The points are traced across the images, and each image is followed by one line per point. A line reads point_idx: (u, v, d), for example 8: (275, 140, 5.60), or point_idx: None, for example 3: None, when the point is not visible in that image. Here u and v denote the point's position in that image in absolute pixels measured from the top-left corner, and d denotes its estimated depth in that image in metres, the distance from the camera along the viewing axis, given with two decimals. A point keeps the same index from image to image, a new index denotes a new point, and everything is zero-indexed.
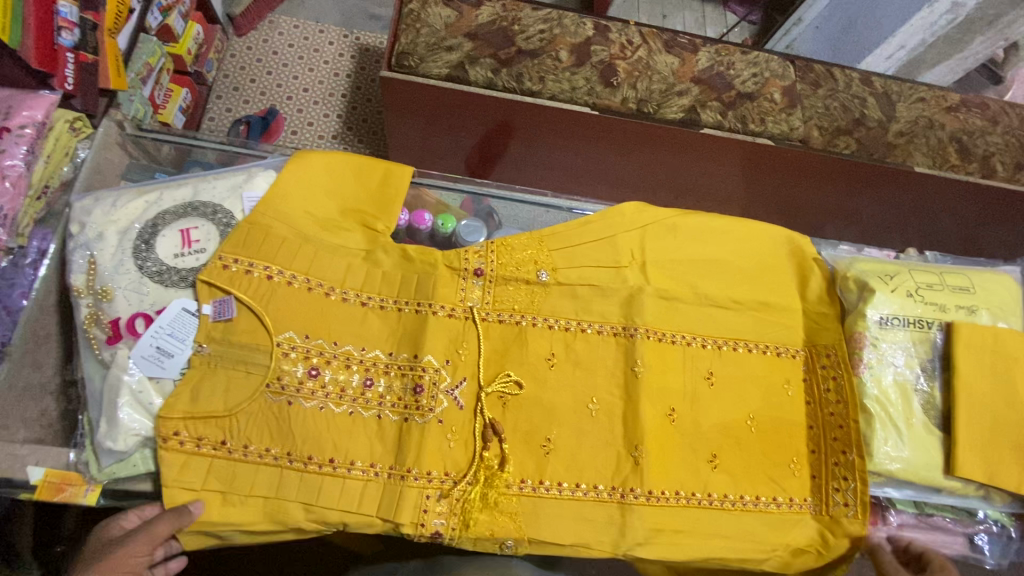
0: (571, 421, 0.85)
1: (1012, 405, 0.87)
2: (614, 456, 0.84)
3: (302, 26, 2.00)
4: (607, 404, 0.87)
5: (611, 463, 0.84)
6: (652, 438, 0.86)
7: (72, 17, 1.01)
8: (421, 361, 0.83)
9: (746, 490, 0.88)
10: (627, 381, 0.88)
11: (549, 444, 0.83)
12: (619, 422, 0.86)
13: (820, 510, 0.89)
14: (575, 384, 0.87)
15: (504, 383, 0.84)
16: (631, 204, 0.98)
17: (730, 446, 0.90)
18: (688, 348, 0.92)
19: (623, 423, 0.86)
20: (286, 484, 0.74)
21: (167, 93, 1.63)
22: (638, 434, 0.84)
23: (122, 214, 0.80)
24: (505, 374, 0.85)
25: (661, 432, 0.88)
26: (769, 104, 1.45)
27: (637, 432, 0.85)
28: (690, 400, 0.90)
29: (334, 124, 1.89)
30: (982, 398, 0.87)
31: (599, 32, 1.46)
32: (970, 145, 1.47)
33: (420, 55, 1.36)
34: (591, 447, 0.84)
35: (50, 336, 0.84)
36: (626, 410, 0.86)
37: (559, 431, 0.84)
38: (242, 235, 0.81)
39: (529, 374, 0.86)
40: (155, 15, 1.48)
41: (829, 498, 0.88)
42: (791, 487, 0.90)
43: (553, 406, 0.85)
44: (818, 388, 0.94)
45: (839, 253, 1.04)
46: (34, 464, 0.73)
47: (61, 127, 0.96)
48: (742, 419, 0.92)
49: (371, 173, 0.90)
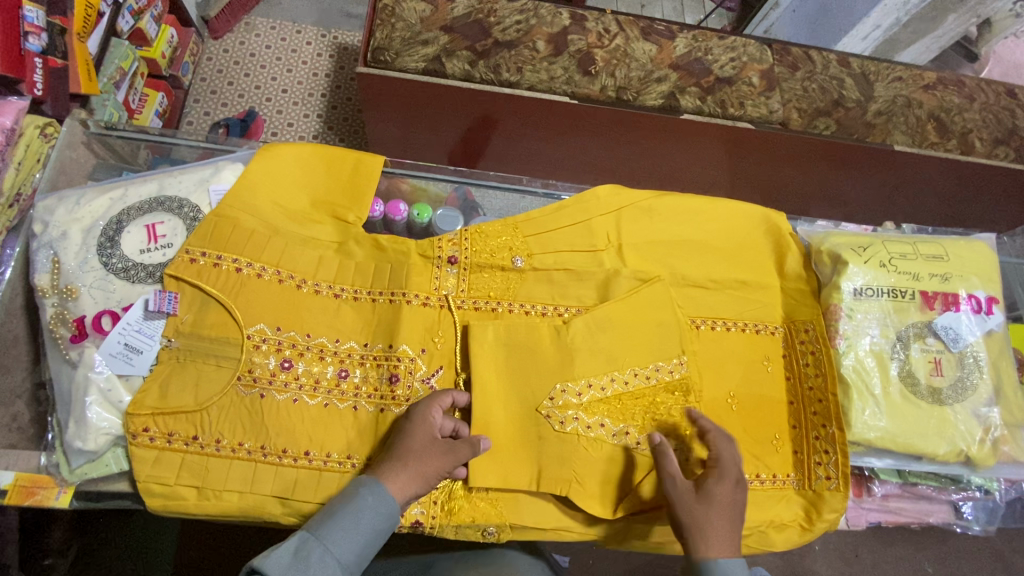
0: (554, 404, 0.82)
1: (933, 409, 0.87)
2: (596, 438, 0.82)
3: (279, 26, 1.98)
4: (592, 390, 0.84)
5: (596, 445, 0.82)
6: (638, 419, 0.84)
7: (39, 21, 1.01)
8: (396, 351, 0.82)
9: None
10: (612, 363, 0.86)
11: (538, 429, 0.82)
12: (604, 405, 0.84)
13: (802, 485, 0.89)
14: (559, 368, 0.84)
15: (484, 369, 0.82)
16: (607, 187, 0.97)
17: None
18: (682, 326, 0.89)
19: (608, 405, 0.84)
20: (260, 478, 0.73)
21: (143, 97, 1.61)
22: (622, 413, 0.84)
23: (85, 211, 0.79)
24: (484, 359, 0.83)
25: (650, 415, 0.85)
26: (747, 88, 1.44)
27: (624, 413, 0.84)
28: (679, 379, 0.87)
29: (313, 124, 1.88)
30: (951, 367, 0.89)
31: (576, 21, 1.45)
32: (948, 123, 1.47)
33: (395, 50, 1.35)
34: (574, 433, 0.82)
35: (18, 339, 0.81)
36: (611, 392, 0.85)
37: (540, 414, 0.82)
38: (209, 228, 0.80)
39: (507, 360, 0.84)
40: (126, 18, 1.46)
41: (811, 472, 0.88)
42: (773, 464, 0.90)
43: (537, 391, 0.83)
44: (797, 362, 0.94)
45: (815, 228, 1.05)
46: (3, 468, 0.71)
47: (31, 132, 0.96)
48: (723, 398, 0.92)
49: (341, 164, 0.89)
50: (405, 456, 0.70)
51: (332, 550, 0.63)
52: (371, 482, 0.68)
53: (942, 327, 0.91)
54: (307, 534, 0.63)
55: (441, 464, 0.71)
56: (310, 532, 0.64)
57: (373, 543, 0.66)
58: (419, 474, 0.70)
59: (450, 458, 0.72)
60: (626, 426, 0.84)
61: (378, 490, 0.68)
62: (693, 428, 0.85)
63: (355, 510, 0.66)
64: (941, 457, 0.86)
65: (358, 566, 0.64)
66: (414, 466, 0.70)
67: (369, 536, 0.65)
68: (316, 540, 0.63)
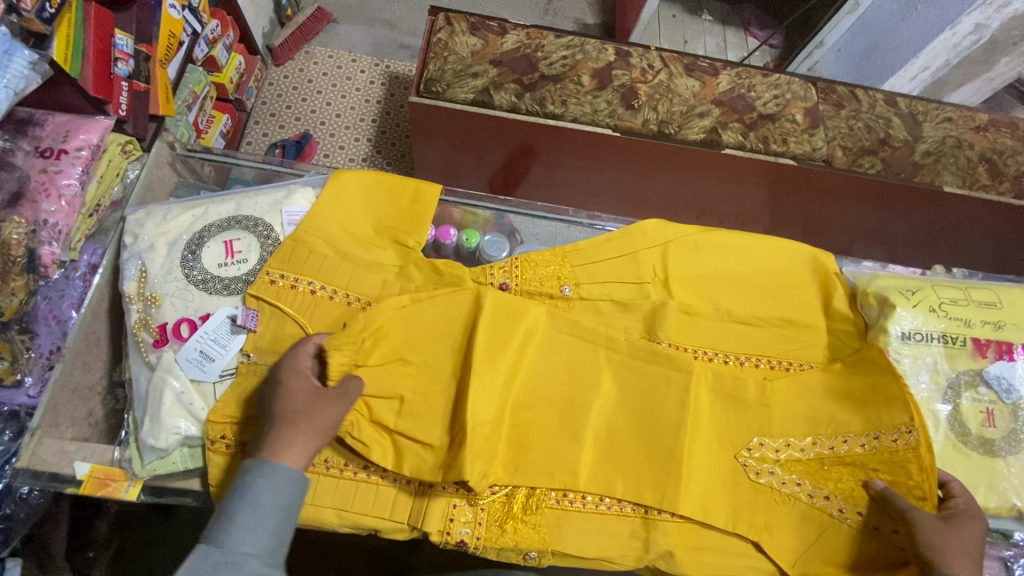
0: (553, 411, 0.86)
1: (974, 469, 0.87)
2: (788, 495, 0.84)
3: (336, 55, 2.11)
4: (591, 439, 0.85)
5: (602, 448, 0.85)
6: (636, 423, 0.86)
7: (129, 49, 1.12)
8: (443, 392, 0.83)
9: (773, 518, 0.83)
10: (642, 372, 0.88)
11: (572, 429, 0.84)
12: (803, 466, 0.86)
13: (841, 518, 0.82)
14: (762, 422, 0.88)
15: (703, 459, 0.85)
16: (654, 221, 0.99)
17: (742, 439, 0.88)
18: (762, 424, 0.88)
19: (807, 464, 0.86)
20: (321, 490, 0.79)
21: (210, 119, 1.71)
22: (903, 409, 0.82)
23: (171, 226, 0.88)
24: (612, 467, 0.84)
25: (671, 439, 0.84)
26: (791, 125, 1.46)
27: (642, 437, 0.85)
28: (745, 492, 0.85)
29: (363, 148, 1.97)
30: (998, 421, 0.90)
31: (621, 57, 1.50)
32: (1000, 165, 1.45)
33: (447, 82, 1.42)
34: (717, 489, 0.84)
35: (100, 340, 0.89)
36: (813, 454, 0.86)
37: (738, 461, 0.86)
38: (287, 252, 0.87)
39: (640, 419, 0.86)
40: (202, 47, 1.58)
41: (859, 523, 0.82)
42: (835, 497, 0.84)
43: (837, 392, 0.88)
44: (868, 399, 0.85)
45: (861, 269, 1.05)
46: (81, 459, 0.78)
47: (114, 149, 1.06)
48: (765, 419, 0.88)
49: (402, 193, 0.94)
50: (943, 551, 0.71)
51: (242, 548, 0.62)
52: (263, 469, 0.66)
53: (994, 375, 0.91)
54: (209, 546, 0.62)
55: (328, 423, 0.71)
56: (209, 544, 0.62)
57: (275, 526, 0.65)
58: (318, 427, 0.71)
59: (338, 412, 0.73)
60: (826, 490, 0.84)
61: (276, 469, 0.66)
62: (716, 457, 0.87)
63: (253, 503, 0.64)
64: (991, 510, 0.85)
65: (273, 536, 0.64)
66: (316, 420, 0.71)
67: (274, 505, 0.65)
68: (218, 549, 0.61)
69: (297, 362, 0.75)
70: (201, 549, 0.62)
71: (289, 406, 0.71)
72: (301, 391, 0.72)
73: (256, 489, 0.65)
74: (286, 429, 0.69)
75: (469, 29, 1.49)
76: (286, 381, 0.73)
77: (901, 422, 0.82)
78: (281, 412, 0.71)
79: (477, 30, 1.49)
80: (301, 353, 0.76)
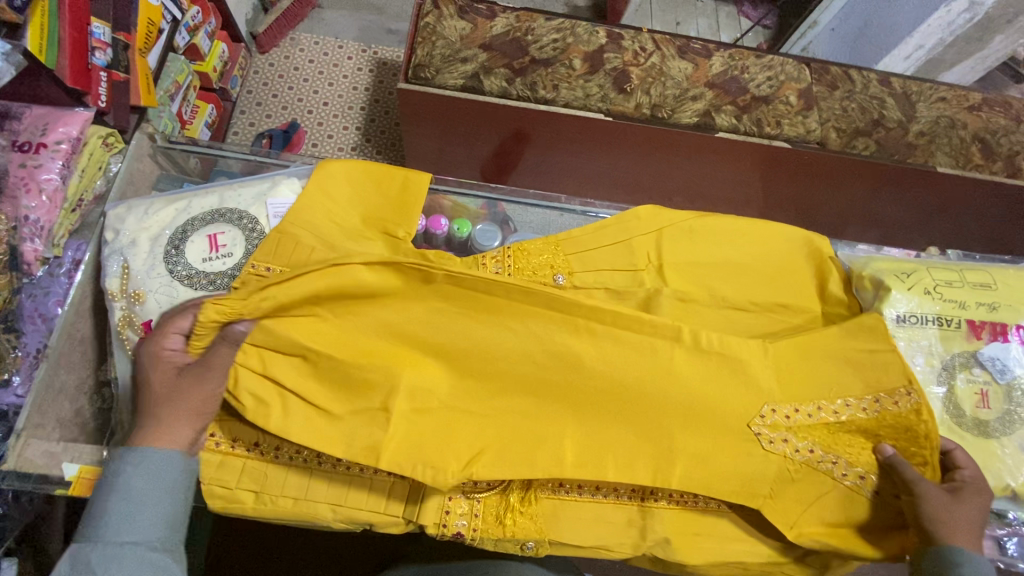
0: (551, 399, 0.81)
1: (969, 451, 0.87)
2: (803, 463, 0.81)
3: (322, 42, 2.06)
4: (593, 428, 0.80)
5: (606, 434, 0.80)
6: None
7: (105, 38, 1.09)
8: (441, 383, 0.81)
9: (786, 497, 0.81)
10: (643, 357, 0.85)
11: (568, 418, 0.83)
12: (813, 432, 0.82)
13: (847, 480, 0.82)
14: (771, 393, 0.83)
15: None
16: (648, 207, 0.98)
17: None
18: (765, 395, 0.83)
19: (817, 431, 0.82)
20: (314, 486, 0.78)
21: (195, 109, 1.67)
22: (899, 372, 0.84)
23: (153, 221, 0.86)
24: None
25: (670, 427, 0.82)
26: (784, 107, 1.44)
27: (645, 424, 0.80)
28: None
29: (352, 136, 1.94)
30: (992, 402, 0.90)
31: (612, 40, 1.47)
32: (993, 145, 1.44)
33: (435, 67, 1.39)
34: None
35: (84, 338, 0.87)
36: (820, 419, 0.83)
37: (750, 430, 0.80)
38: (273, 245, 0.84)
39: None
40: (183, 35, 1.53)
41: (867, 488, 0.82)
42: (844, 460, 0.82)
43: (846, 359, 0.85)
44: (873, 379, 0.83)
45: (856, 253, 1.04)
46: (69, 460, 0.77)
47: (94, 142, 1.02)
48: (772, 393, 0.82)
49: (390, 182, 0.92)
50: (942, 523, 0.74)
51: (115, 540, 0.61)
52: (123, 464, 0.65)
53: (988, 357, 0.91)
54: (80, 545, 0.61)
55: (199, 406, 0.70)
56: (81, 543, 0.61)
57: (151, 513, 0.64)
58: (192, 411, 0.70)
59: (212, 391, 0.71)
60: (834, 454, 0.82)
61: (138, 460, 0.65)
62: None
63: (122, 493, 0.63)
64: None
65: (153, 521, 0.64)
66: (183, 406, 0.69)
67: (146, 491, 0.64)
68: (91, 544, 0.61)
69: (155, 347, 0.72)
70: (74, 546, 0.61)
71: (151, 397, 0.69)
72: (157, 381, 0.70)
73: (121, 483, 0.64)
74: (146, 422, 0.68)
75: (457, 12, 1.45)
76: (147, 371, 0.71)
77: (897, 385, 0.83)
78: (142, 407, 0.69)
79: (466, 13, 1.46)
80: (162, 338, 0.73)
